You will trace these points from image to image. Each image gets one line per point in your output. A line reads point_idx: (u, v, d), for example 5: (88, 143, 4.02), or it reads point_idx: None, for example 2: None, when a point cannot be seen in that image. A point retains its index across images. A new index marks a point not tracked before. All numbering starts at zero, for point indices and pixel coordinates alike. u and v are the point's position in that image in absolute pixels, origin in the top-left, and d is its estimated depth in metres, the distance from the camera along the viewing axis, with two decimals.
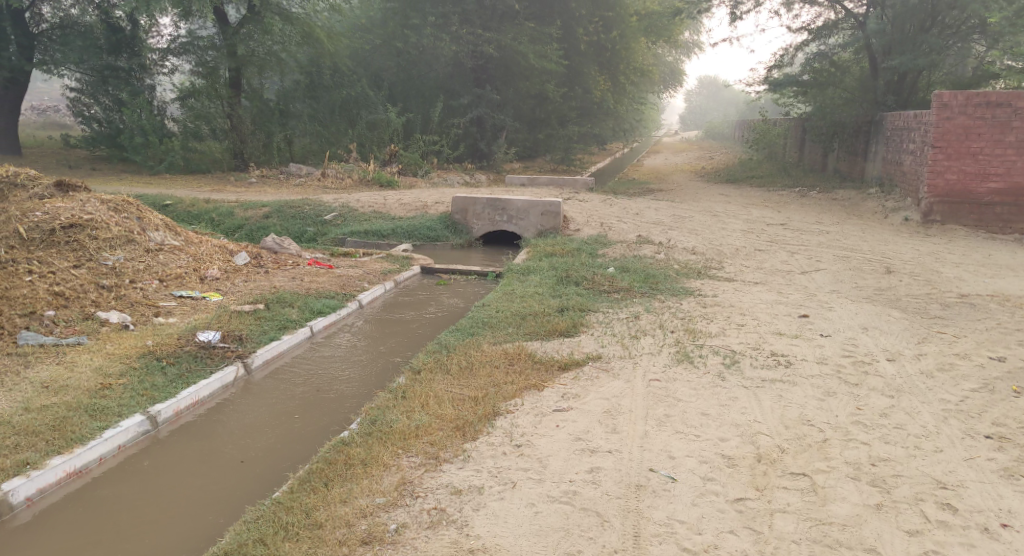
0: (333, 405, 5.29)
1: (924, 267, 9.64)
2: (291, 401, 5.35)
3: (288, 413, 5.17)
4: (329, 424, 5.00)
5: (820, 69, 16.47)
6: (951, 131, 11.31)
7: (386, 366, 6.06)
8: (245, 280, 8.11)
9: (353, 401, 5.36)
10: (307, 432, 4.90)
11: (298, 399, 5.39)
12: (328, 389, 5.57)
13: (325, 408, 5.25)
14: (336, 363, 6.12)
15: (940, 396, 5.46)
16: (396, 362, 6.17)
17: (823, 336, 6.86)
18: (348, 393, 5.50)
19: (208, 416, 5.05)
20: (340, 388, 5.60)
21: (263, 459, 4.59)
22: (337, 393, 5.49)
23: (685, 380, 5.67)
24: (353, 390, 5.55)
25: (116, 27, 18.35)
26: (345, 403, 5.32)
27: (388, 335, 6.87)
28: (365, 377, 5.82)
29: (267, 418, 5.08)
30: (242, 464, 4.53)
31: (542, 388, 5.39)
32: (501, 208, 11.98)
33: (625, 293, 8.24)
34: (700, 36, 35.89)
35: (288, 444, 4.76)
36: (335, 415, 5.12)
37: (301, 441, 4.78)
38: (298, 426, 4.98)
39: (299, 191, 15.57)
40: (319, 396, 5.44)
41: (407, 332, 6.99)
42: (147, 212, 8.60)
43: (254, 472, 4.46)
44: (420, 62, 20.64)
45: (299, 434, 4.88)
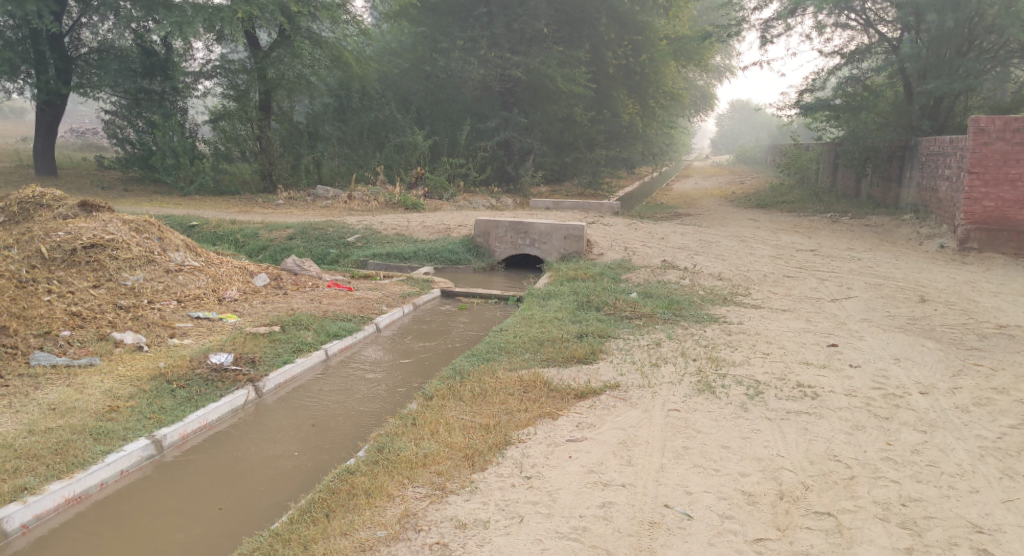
0: (331, 440, 5.06)
1: (961, 295, 9.31)
2: (289, 435, 5.14)
3: (294, 440, 5.07)
4: (324, 462, 4.77)
5: (854, 93, 16.16)
6: (988, 157, 11.01)
7: (392, 397, 5.83)
8: (263, 301, 8.09)
9: (352, 436, 5.13)
10: (299, 471, 4.67)
11: (307, 425, 5.29)
12: (329, 422, 5.36)
13: (332, 436, 5.14)
14: (346, 389, 6.00)
15: (977, 432, 5.19)
16: (409, 388, 6.05)
17: (852, 367, 6.60)
18: (349, 427, 5.27)
19: (213, 443, 4.96)
20: (342, 421, 5.38)
21: (251, 501, 4.36)
22: (338, 427, 5.27)
23: (705, 410, 5.47)
24: (355, 423, 5.33)
25: (150, 50, 18.76)
26: (344, 438, 5.09)
27: (398, 364, 6.68)
28: (368, 409, 5.59)
29: (272, 446, 4.98)
30: (223, 509, 4.29)
31: (556, 416, 5.23)
32: (524, 231, 11.90)
33: (647, 319, 8.06)
34: (731, 60, 35.75)
35: (278, 484, 4.52)
36: (331, 452, 4.89)
37: (292, 481, 4.55)
38: (290, 464, 4.75)
39: (326, 213, 15.66)
40: (319, 430, 5.23)
41: (419, 361, 6.78)
42: (169, 232, 8.67)
43: (238, 515, 4.23)
44: (448, 86, 20.78)
45: (304, 462, 4.77)
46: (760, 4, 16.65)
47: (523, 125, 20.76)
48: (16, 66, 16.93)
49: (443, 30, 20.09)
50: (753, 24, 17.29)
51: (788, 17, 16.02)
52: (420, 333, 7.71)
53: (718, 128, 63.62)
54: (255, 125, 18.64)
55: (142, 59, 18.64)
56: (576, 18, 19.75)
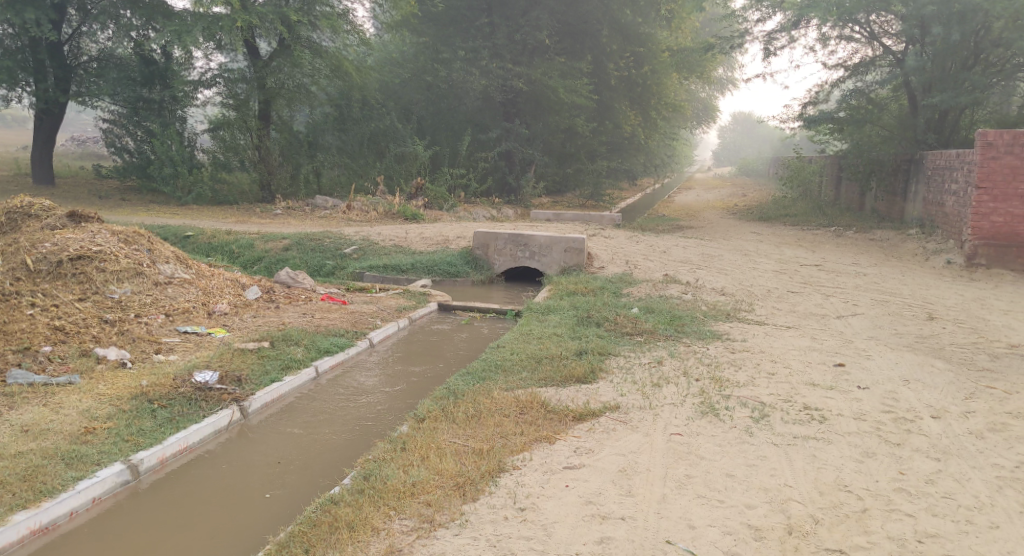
0: (296, 481, 4.64)
1: (969, 313, 9.09)
2: (252, 474, 4.72)
3: (277, 464, 4.85)
4: (285, 508, 4.35)
5: (857, 106, 15.93)
6: (996, 171, 10.81)
7: (367, 428, 5.43)
8: (254, 315, 7.88)
9: (320, 475, 4.71)
10: (257, 519, 4.24)
11: (291, 449, 5.08)
12: (296, 458, 4.95)
13: (317, 461, 4.91)
14: (336, 409, 5.79)
15: (993, 460, 4.96)
16: (400, 408, 5.83)
17: (860, 388, 6.36)
18: (318, 465, 4.85)
19: (194, 467, 4.76)
20: (311, 457, 4.96)
21: (212, 546, 4.03)
22: (306, 464, 4.86)
23: (709, 434, 5.24)
24: (324, 461, 4.90)
25: (150, 59, 18.66)
26: (310, 479, 4.67)
27: (386, 385, 6.37)
28: (340, 443, 5.17)
29: (253, 471, 4.76)
30: None
31: (553, 440, 5.01)
32: (523, 243, 11.69)
33: (649, 336, 7.84)
34: (734, 72, 35.71)
35: (231, 536, 4.10)
36: (296, 495, 4.48)
37: (247, 533, 4.13)
38: (247, 512, 4.32)
39: (324, 224, 15.48)
40: (285, 468, 4.81)
41: (402, 386, 6.38)
42: (159, 244, 8.49)
43: None
44: (450, 97, 20.65)
45: (287, 489, 4.55)
46: (764, 16, 16.54)
47: (525, 136, 20.61)
48: (14, 75, 16.83)
49: (445, 40, 20.00)
50: (756, 36, 17.17)
51: (791, 29, 15.89)
52: (410, 353, 7.37)
53: (720, 140, 63.62)
54: (254, 134, 18.38)
55: (141, 68, 18.54)
56: (579, 29, 19.78)
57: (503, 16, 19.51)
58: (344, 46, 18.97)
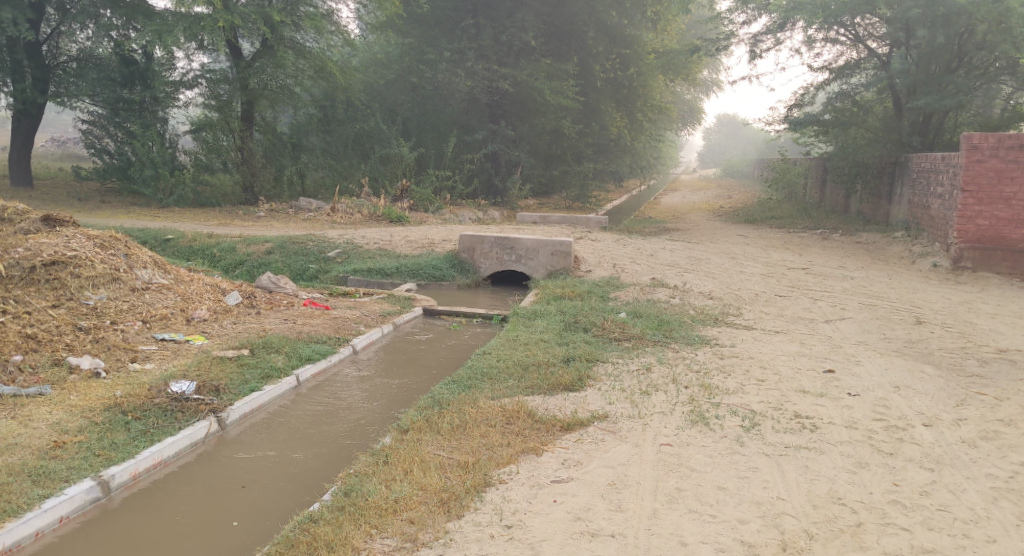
0: (264, 505, 4.40)
1: (956, 317, 9.06)
2: (216, 500, 4.46)
3: (247, 484, 4.64)
4: (249, 538, 4.10)
5: (842, 108, 16.06)
6: (982, 174, 10.81)
7: (341, 446, 5.18)
8: (234, 322, 7.70)
9: (288, 501, 4.45)
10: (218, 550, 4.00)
11: (263, 466, 4.86)
12: (269, 476, 4.74)
13: (289, 479, 4.70)
14: (311, 422, 5.57)
15: (987, 470, 4.90)
16: (377, 422, 5.61)
17: (851, 395, 6.29)
18: (285, 489, 4.59)
19: (164, 485, 4.57)
20: (280, 479, 4.70)
21: None
22: (274, 487, 4.60)
23: (700, 445, 5.14)
24: (292, 484, 4.64)
25: (130, 59, 18.34)
26: (276, 505, 4.41)
27: (365, 396, 6.16)
28: (312, 463, 4.91)
29: (222, 491, 4.55)
30: None
31: (541, 452, 4.89)
32: (509, 246, 11.55)
33: (637, 342, 7.73)
34: (719, 74, 35.72)
35: None
36: (267, 518, 4.28)
37: None
38: (206, 543, 4.07)
39: (308, 226, 15.28)
40: (251, 492, 4.56)
41: (381, 398, 6.13)
42: (136, 249, 8.27)
43: None
44: (435, 98, 20.48)
45: (256, 512, 4.34)
46: (749, 18, 16.51)
47: (511, 137, 20.48)
48: None
49: (430, 42, 19.82)
50: (742, 38, 17.14)
51: (777, 31, 15.88)
52: (391, 361, 7.16)
53: (705, 141, 63.77)
54: (236, 135, 18.18)
55: (121, 68, 18.20)
56: (565, 31, 19.66)
57: (488, 18, 19.39)
58: (327, 46, 18.72)
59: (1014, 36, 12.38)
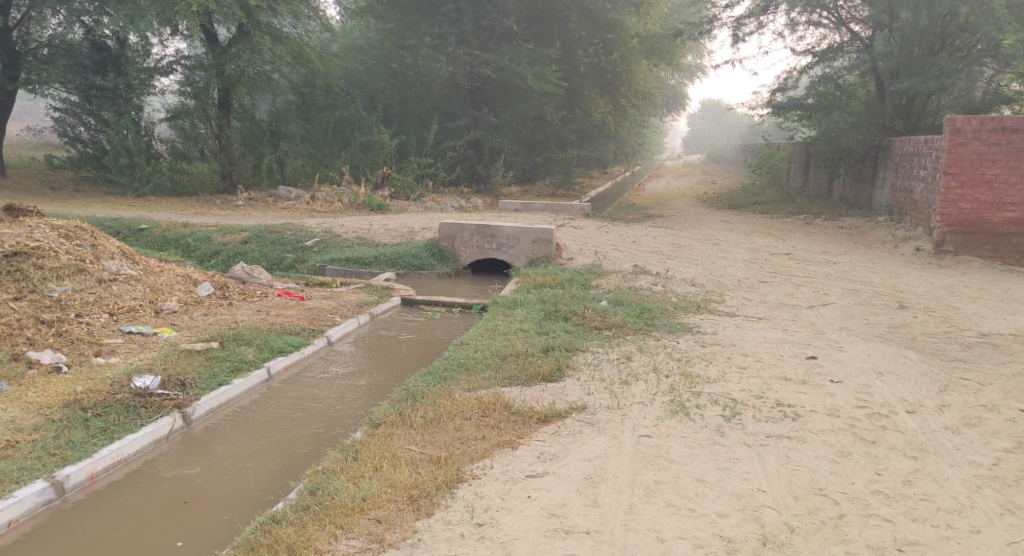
0: (207, 522, 4.10)
1: (939, 302, 9.00)
2: (160, 514, 4.18)
3: (189, 499, 4.33)
4: None
5: (825, 92, 15.90)
6: (964, 157, 10.75)
7: (295, 452, 4.87)
8: (205, 313, 7.47)
9: (234, 516, 4.17)
10: None
11: (211, 476, 4.56)
12: (216, 488, 4.44)
13: (237, 492, 4.40)
14: (266, 426, 5.26)
15: (970, 457, 4.82)
16: (336, 424, 5.31)
17: (833, 382, 6.19)
18: (231, 502, 4.30)
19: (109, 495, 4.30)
20: (226, 491, 4.41)
21: None
22: (220, 501, 4.30)
23: (679, 435, 5.03)
24: (240, 496, 4.35)
25: (102, 45, 17.96)
26: (221, 520, 4.12)
27: (326, 396, 5.85)
28: (265, 471, 4.63)
29: (164, 507, 4.25)
30: None
31: (516, 445, 4.75)
32: (490, 234, 11.39)
33: (618, 330, 7.60)
34: (703, 60, 35.60)
35: None
36: (209, 537, 3.99)
37: None
38: None
39: (286, 216, 15.02)
40: (195, 506, 4.26)
41: (344, 397, 5.83)
42: (103, 239, 8.00)
43: None
44: (416, 85, 20.20)
45: (199, 530, 4.04)
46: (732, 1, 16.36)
47: (493, 124, 20.24)
48: None
49: (411, 27, 19.48)
50: (725, 22, 16.99)
51: (760, 15, 15.74)
52: (361, 356, 6.88)
53: (690, 128, 63.73)
54: (214, 123, 17.93)
55: (93, 54, 17.91)
56: (547, 15, 19.42)
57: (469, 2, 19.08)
58: (305, 32, 18.31)
59: (995, 18, 12.40)
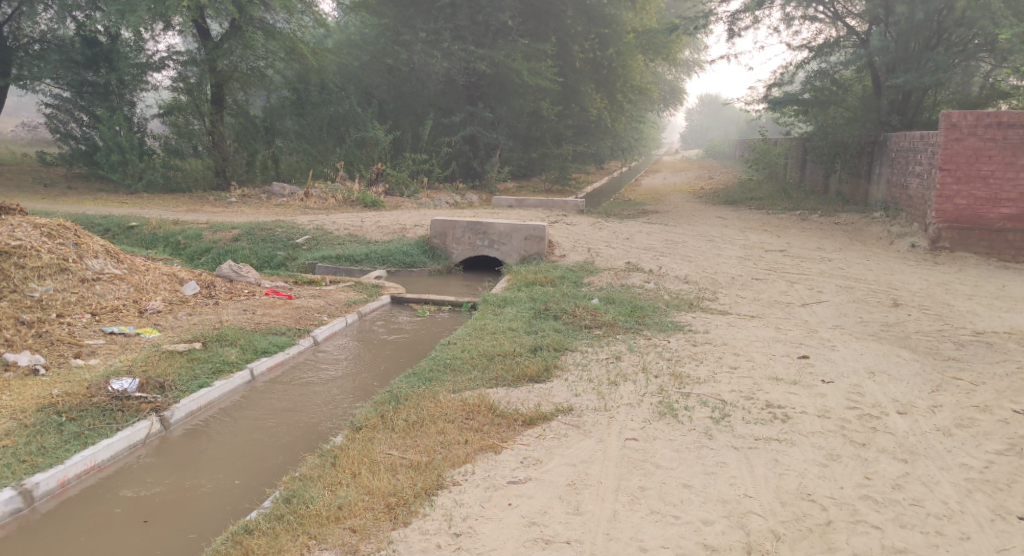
0: (164, 544, 3.96)
1: (934, 299, 8.91)
2: (120, 532, 4.06)
3: (148, 517, 4.18)
4: None
5: (821, 87, 15.72)
6: (960, 153, 10.65)
7: (264, 464, 4.72)
8: (190, 313, 7.34)
9: (193, 536, 4.02)
10: None
11: (174, 493, 4.41)
12: (178, 505, 4.30)
13: (198, 509, 4.25)
14: (237, 435, 5.10)
15: (961, 460, 4.73)
16: (309, 433, 5.14)
17: (824, 383, 6.10)
18: (191, 521, 4.15)
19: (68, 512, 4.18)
20: (187, 509, 4.26)
21: None
22: (180, 520, 4.16)
23: (666, 439, 4.94)
24: (206, 511, 4.23)
25: (93, 40, 17.73)
26: (179, 541, 3.99)
27: (303, 401, 5.69)
28: (234, 483, 4.50)
29: (122, 526, 4.11)
30: None
31: (499, 449, 4.67)
32: (482, 231, 11.28)
33: (608, 329, 7.51)
34: (701, 55, 35.45)
35: None
36: None
37: None
38: None
39: (279, 212, 14.89)
40: (154, 526, 4.11)
41: (321, 403, 5.67)
42: (87, 237, 7.86)
43: None
44: (411, 81, 20.09)
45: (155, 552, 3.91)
46: None
47: (488, 119, 20.11)
48: None
49: (405, 22, 19.32)
50: (720, 17, 16.85)
51: (755, 9, 15.60)
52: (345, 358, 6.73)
53: (688, 123, 63.59)
54: (208, 119, 17.75)
55: (84, 50, 17.63)
56: (542, 10, 19.30)
57: None
58: (299, 28, 18.11)
59: (992, 12, 12.29)
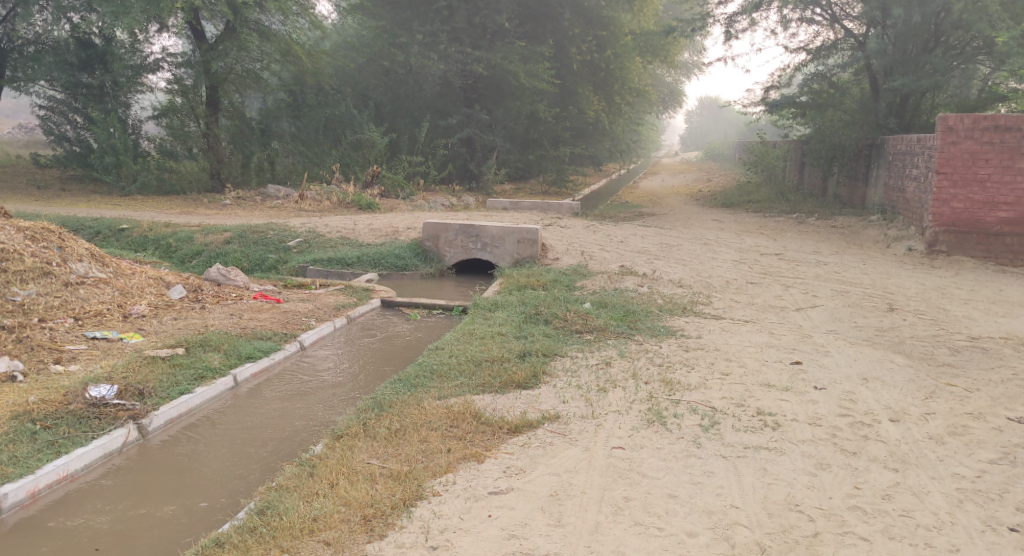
0: None
1: (930, 303, 8.82)
2: None
3: (104, 543, 4.06)
4: None
5: (819, 90, 15.79)
6: (957, 156, 10.57)
7: (232, 484, 4.59)
8: (175, 317, 7.23)
9: None
10: None
11: (135, 515, 4.29)
12: (137, 529, 4.17)
13: (157, 534, 4.12)
14: (208, 450, 4.97)
15: (953, 469, 4.64)
16: (282, 447, 5.01)
17: (816, 390, 6.01)
18: (147, 547, 4.02)
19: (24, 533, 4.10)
20: (147, 533, 4.14)
21: None
22: (136, 546, 4.03)
23: (654, 447, 4.85)
24: (166, 535, 4.11)
25: (88, 42, 17.44)
26: None
27: (282, 412, 5.56)
28: (200, 504, 4.38)
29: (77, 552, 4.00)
30: None
31: (482, 458, 4.59)
32: (475, 234, 11.19)
33: (599, 334, 7.41)
34: (699, 57, 35.38)
35: None
36: None
37: None
38: None
39: (273, 215, 14.82)
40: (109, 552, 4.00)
41: (299, 415, 5.52)
42: (71, 240, 7.75)
43: None
44: (408, 83, 20.02)
45: None
46: None
47: (485, 121, 20.02)
48: None
49: (402, 24, 19.21)
50: (718, 19, 16.76)
51: (752, 11, 15.52)
52: (330, 365, 6.60)
53: (687, 125, 63.53)
54: (203, 121, 17.77)
55: (79, 51, 17.34)
56: (539, 13, 19.23)
57: None
58: (294, 30, 17.87)
59: (989, 15, 12.21)
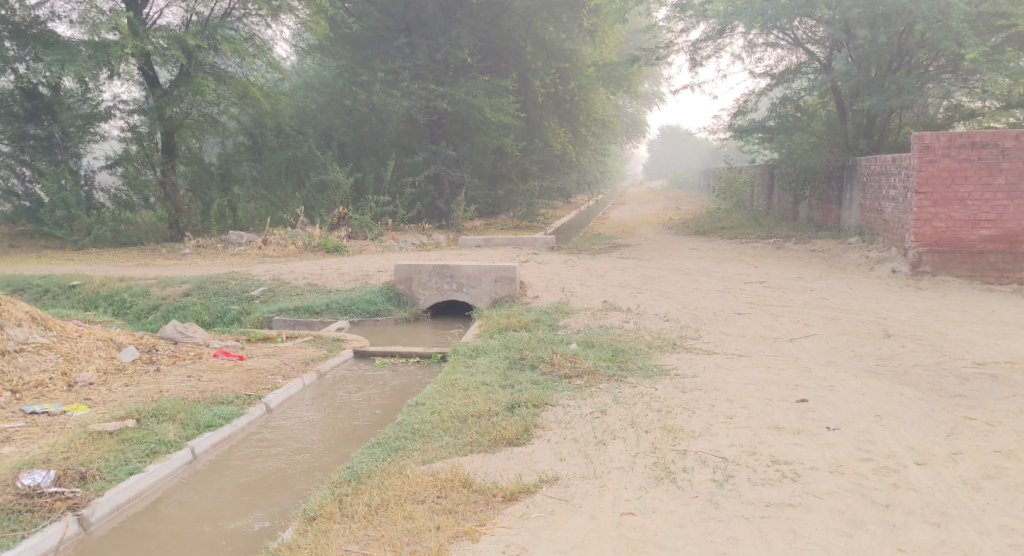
0: None
1: (926, 328, 8.48)
2: None
3: None
4: None
5: (785, 114, 15.52)
6: (935, 175, 10.38)
7: None
8: (127, 384, 6.57)
9: None
10: None
11: None
12: None
13: None
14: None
15: (1000, 521, 4.25)
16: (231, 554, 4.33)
17: (830, 430, 5.55)
18: None
19: None
20: None
21: None
22: None
23: (667, 511, 4.36)
24: None
25: (34, 92, 16.73)
26: None
27: (238, 502, 4.85)
28: None
29: None
30: None
31: (477, 536, 4.14)
32: (449, 275, 10.68)
33: (590, 379, 6.89)
34: (660, 87, 35.58)
35: None
36: None
37: None
38: None
39: (234, 263, 14.14)
40: None
41: (255, 505, 4.82)
42: (9, 303, 7.03)
43: None
44: (371, 122, 19.05)
45: None
46: (688, 25, 16.06)
47: (452, 158, 19.62)
48: None
49: (363, 62, 18.65)
50: (681, 47, 16.67)
51: (717, 37, 15.47)
52: (296, 432, 5.92)
53: (651, 154, 64.09)
54: (160, 169, 16.97)
55: (25, 102, 16.66)
56: (501, 47, 18.94)
57: (422, 35, 18.83)
58: (252, 72, 17.04)
59: (954, 33, 12.00)
